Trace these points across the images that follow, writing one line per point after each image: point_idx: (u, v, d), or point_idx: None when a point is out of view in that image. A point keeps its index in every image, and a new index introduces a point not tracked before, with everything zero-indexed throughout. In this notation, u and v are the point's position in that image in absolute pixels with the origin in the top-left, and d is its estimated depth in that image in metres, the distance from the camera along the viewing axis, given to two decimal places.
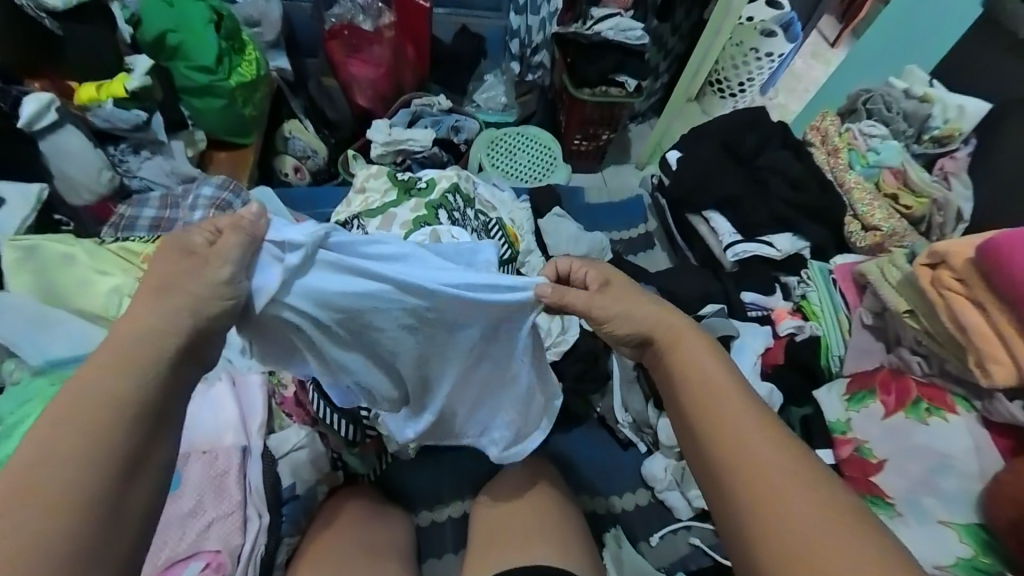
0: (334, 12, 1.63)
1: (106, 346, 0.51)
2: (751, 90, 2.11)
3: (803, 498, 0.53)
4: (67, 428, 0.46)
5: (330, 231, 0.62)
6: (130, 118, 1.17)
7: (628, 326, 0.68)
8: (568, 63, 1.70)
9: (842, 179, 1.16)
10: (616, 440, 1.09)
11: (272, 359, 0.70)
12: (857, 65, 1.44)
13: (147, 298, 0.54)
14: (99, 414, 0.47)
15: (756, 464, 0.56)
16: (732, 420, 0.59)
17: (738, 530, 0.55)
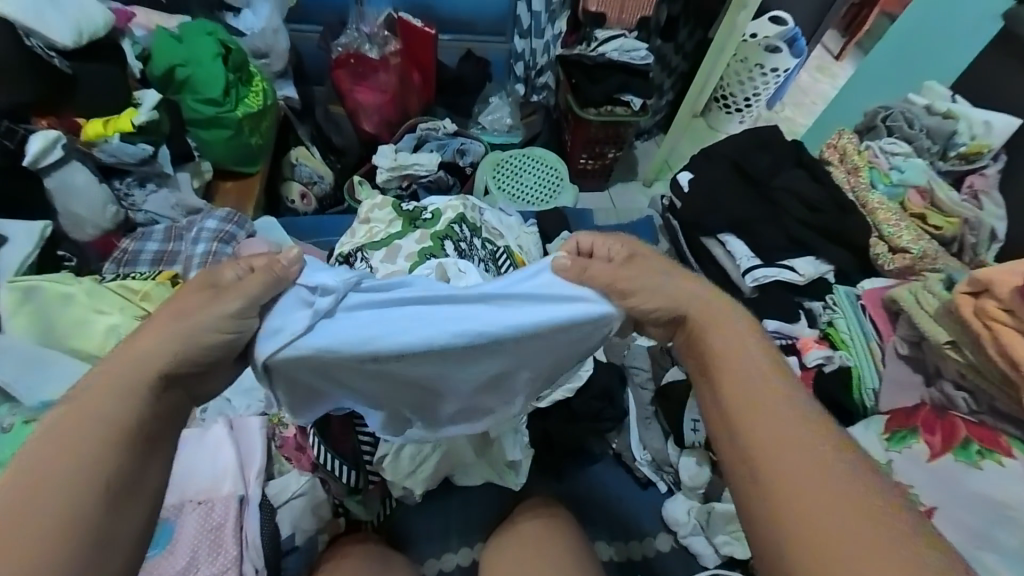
0: (340, 41, 1.64)
1: (118, 367, 0.56)
2: (757, 105, 2.08)
3: (847, 507, 0.50)
4: (77, 441, 0.51)
5: (363, 276, 0.57)
6: (136, 152, 1.17)
7: (655, 301, 0.63)
8: (573, 84, 1.70)
9: (864, 200, 1.11)
10: (634, 480, 1.02)
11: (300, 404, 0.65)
12: (868, 82, 1.46)
13: (162, 324, 0.58)
14: (104, 430, 0.52)
15: (796, 472, 0.52)
16: (773, 423, 0.55)
17: (770, 533, 0.51)
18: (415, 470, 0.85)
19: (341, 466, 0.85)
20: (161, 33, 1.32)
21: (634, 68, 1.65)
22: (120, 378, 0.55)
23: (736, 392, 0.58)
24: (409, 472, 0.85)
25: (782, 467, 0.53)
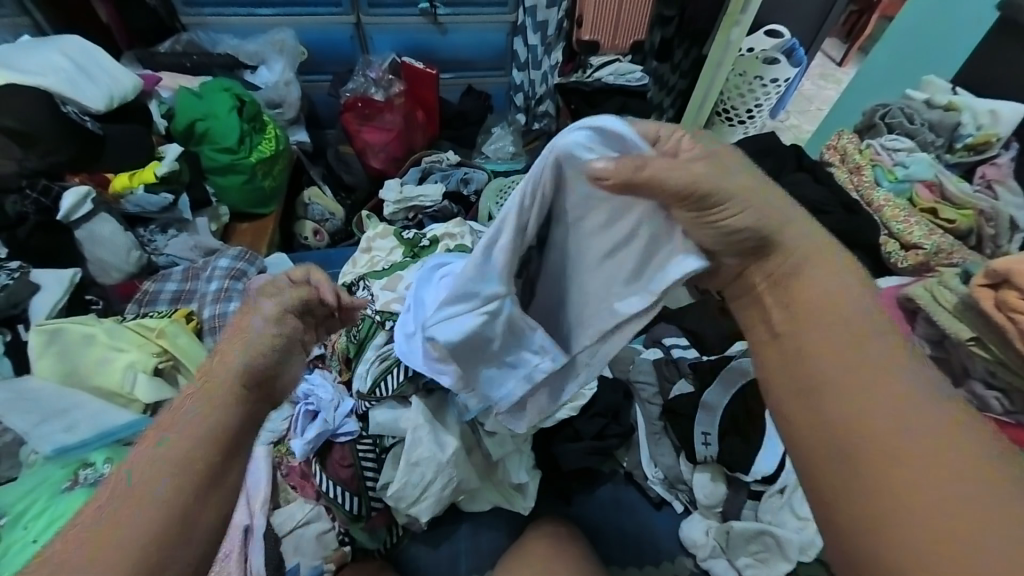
0: (348, 86, 1.74)
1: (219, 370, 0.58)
2: (759, 116, 2.09)
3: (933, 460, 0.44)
4: (168, 451, 0.51)
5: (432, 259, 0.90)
6: (159, 202, 1.26)
7: (742, 214, 0.52)
8: (573, 110, 1.75)
9: (870, 198, 1.09)
10: (647, 500, 0.95)
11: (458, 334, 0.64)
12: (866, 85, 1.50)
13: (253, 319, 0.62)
14: (194, 440, 0.52)
15: (870, 398, 0.49)
16: (846, 348, 0.52)
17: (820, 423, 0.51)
18: (420, 497, 0.83)
19: (343, 493, 0.85)
20: (183, 93, 1.42)
21: (631, 89, 1.72)
22: (216, 382, 0.57)
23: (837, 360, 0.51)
24: (414, 498, 0.83)
25: (843, 386, 0.50)
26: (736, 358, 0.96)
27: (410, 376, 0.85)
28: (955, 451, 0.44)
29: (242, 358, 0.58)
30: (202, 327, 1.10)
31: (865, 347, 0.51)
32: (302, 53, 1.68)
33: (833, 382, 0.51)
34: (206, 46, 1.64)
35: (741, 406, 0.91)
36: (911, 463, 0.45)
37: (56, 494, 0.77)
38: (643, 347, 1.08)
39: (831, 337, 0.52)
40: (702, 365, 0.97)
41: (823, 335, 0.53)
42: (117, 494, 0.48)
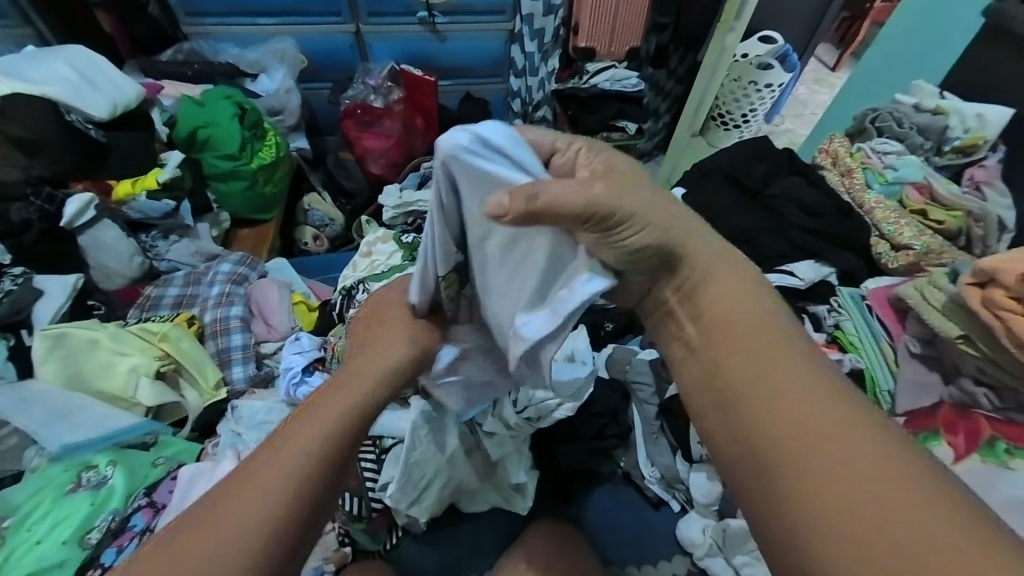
0: (348, 94, 1.77)
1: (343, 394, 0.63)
2: (753, 121, 2.12)
3: (844, 447, 0.44)
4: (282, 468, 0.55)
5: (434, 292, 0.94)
6: (161, 208, 1.27)
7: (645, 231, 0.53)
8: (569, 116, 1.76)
9: (861, 201, 1.11)
10: (645, 500, 0.96)
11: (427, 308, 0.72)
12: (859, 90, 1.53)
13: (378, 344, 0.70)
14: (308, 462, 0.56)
15: (781, 405, 0.49)
16: (767, 365, 0.51)
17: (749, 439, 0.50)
18: (419, 497, 0.84)
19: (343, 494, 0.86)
20: (185, 101, 1.44)
21: (628, 95, 1.82)
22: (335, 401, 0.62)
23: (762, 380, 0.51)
24: (413, 499, 0.83)
25: (771, 407, 0.49)
26: None
27: None
28: (877, 483, 0.42)
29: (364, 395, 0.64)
30: (204, 331, 1.11)
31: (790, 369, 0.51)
32: (302, 61, 1.71)
33: (762, 401, 0.50)
34: (208, 55, 1.67)
35: None
36: (827, 472, 0.44)
37: (59, 496, 0.78)
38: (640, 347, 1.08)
39: (755, 355, 0.52)
40: None
41: (754, 359, 0.52)
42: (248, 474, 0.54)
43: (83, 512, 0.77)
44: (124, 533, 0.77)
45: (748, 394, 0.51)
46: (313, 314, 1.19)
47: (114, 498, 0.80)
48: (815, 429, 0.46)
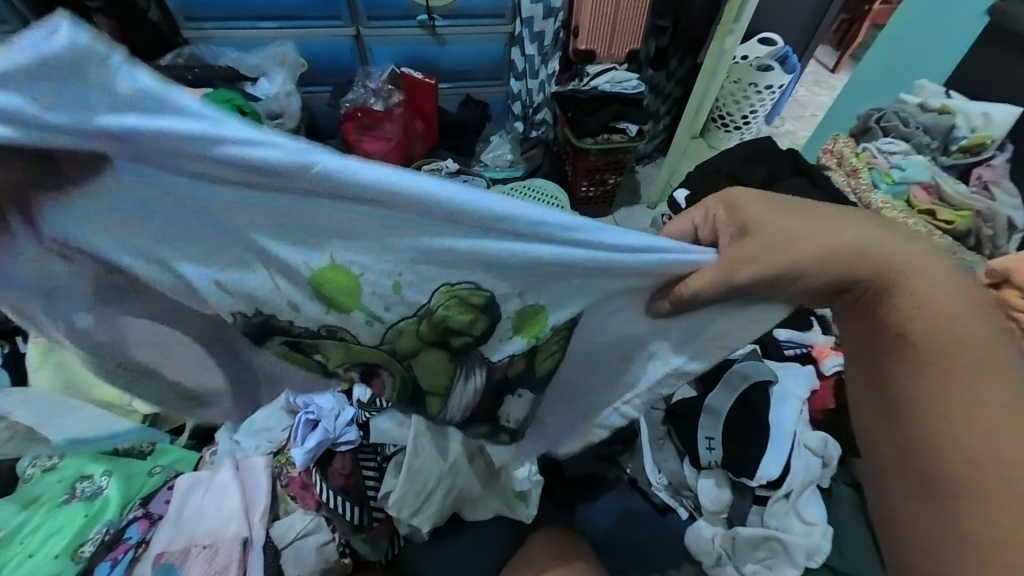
0: (349, 97, 1.76)
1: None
2: (755, 122, 2.11)
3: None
4: None
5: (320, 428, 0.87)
6: None
7: (812, 261, 0.50)
8: (570, 118, 1.75)
9: (867, 201, 1.10)
10: (651, 507, 0.94)
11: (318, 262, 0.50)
12: (857, 93, 1.51)
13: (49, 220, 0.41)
14: None
15: (971, 412, 0.48)
16: (961, 366, 0.49)
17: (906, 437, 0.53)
18: (421, 507, 0.82)
19: (343, 502, 0.84)
20: None
21: (626, 97, 1.71)
22: None
23: (948, 388, 0.49)
24: (415, 509, 0.82)
25: (946, 420, 0.49)
26: (738, 360, 0.93)
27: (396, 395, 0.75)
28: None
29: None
30: None
31: (983, 387, 0.48)
32: (302, 65, 1.71)
33: (945, 408, 0.49)
34: (208, 60, 1.67)
35: (744, 410, 0.87)
36: (973, 482, 0.48)
37: (54, 506, 0.77)
38: None
39: (947, 366, 0.50)
40: (703, 369, 0.94)
41: (951, 368, 0.49)
42: None
43: (76, 526, 0.75)
44: (120, 545, 0.74)
45: (930, 398, 0.50)
46: None
47: (109, 507, 0.78)
48: (981, 449, 0.48)
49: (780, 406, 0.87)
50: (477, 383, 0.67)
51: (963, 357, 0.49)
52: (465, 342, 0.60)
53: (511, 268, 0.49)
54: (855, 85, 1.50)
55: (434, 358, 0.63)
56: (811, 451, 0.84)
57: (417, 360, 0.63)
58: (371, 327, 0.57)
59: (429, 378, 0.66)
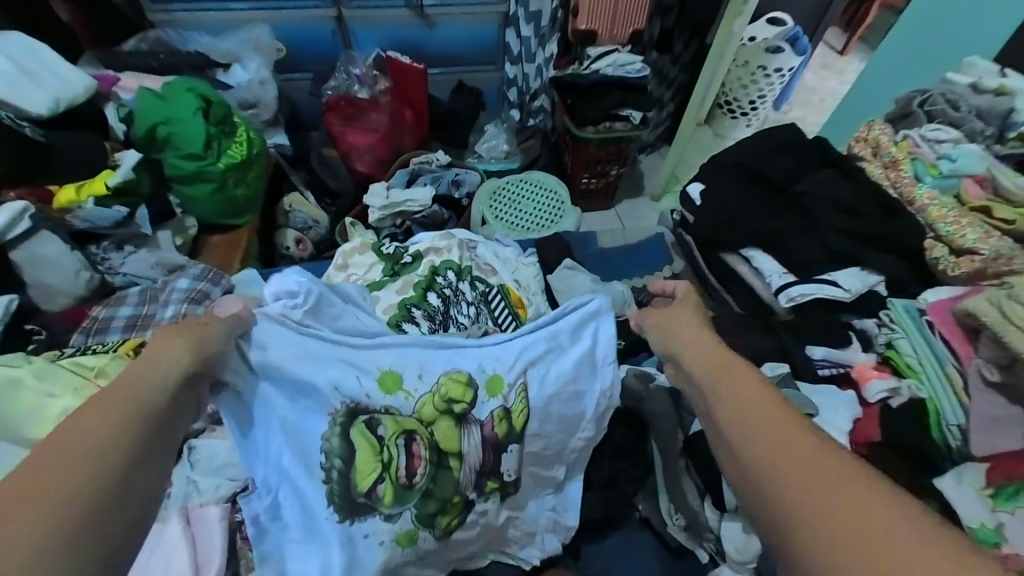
0: (330, 84, 1.59)
1: (138, 372, 0.52)
2: (762, 107, 1.95)
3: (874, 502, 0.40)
4: (97, 421, 0.46)
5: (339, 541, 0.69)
6: (111, 216, 1.11)
7: (692, 348, 0.61)
8: (568, 106, 1.59)
9: (910, 196, 0.97)
10: (667, 550, 0.84)
11: (364, 362, 0.70)
12: (878, 78, 1.35)
13: (168, 336, 0.57)
14: (109, 418, 0.47)
15: (791, 452, 0.45)
16: (760, 415, 0.49)
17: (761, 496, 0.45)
18: None
19: None
20: (143, 95, 1.25)
21: (630, 82, 1.55)
22: (118, 394, 0.49)
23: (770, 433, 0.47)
24: None
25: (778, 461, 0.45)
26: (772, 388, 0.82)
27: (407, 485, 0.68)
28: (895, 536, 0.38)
29: (184, 355, 0.55)
30: None
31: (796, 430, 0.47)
32: (280, 50, 1.54)
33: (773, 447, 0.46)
34: (177, 44, 1.49)
35: None
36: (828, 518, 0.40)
37: None
38: (657, 370, 0.93)
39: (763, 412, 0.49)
40: None
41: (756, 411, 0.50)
42: (85, 423, 0.45)
43: None
44: None
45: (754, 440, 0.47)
46: None
47: None
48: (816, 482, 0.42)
49: None
50: (477, 437, 0.71)
51: (770, 410, 0.49)
52: (463, 404, 0.71)
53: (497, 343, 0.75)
54: (875, 65, 1.33)
55: (448, 429, 0.70)
56: None
57: (436, 423, 0.70)
58: (404, 399, 0.70)
59: (445, 438, 0.70)
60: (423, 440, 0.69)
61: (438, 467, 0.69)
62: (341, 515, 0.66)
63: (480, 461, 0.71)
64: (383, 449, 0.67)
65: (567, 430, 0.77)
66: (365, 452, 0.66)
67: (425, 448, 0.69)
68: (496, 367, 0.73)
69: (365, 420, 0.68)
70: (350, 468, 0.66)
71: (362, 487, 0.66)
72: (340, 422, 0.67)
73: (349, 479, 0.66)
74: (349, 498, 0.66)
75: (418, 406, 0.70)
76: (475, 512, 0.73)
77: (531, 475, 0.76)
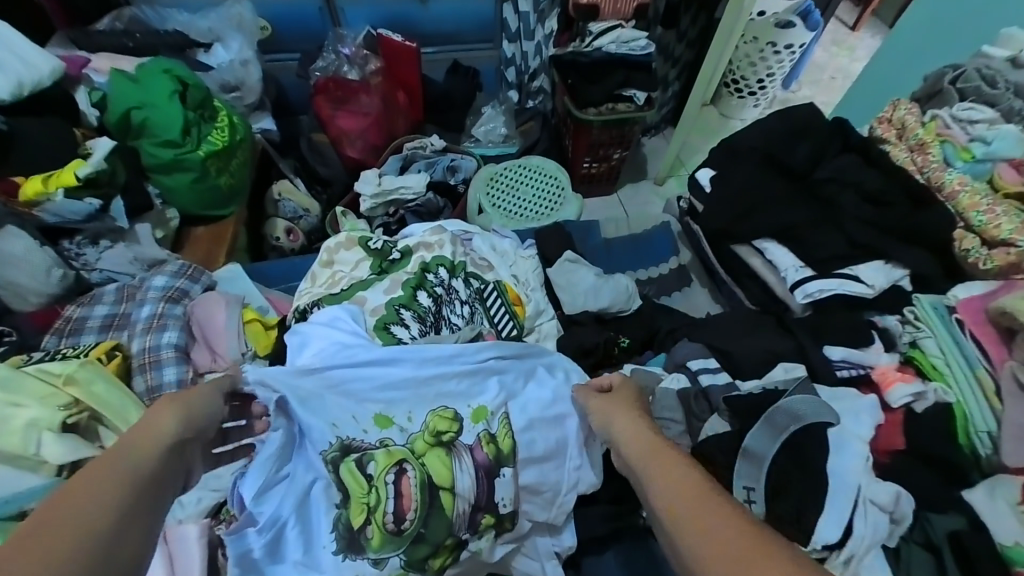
0: (318, 65, 1.49)
1: (134, 436, 0.50)
2: (771, 87, 1.84)
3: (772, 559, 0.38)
4: (94, 479, 0.43)
5: None
6: (84, 209, 1.04)
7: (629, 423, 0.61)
8: (568, 86, 1.51)
9: (939, 181, 0.90)
10: None
11: (354, 389, 0.69)
12: (898, 56, 1.24)
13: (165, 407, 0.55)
14: (106, 475, 0.44)
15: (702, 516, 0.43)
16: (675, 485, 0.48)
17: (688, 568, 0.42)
18: None
19: None
20: (115, 77, 1.16)
21: (634, 60, 1.46)
22: (113, 457, 0.46)
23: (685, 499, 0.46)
24: None
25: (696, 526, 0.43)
26: (786, 391, 0.77)
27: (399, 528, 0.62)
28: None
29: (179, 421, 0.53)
30: (131, 364, 0.91)
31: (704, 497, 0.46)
32: (263, 28, 1.45)
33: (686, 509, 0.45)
34: (152, 22, 1.39)
35: (794, 458, 0.70)
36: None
37: None
38: (664, 372, 0.88)
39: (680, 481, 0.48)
40: (739, 403, 0.76)
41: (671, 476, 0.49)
42: (82, 483, 0.42)
43: None
44: None
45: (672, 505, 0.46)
46: (270, 335, 1.00)
47: None
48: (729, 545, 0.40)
49: (841, 452, 0.70)
50: (470, 467, 0.67)
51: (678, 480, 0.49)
52: (451, 435, 0.68)
53: (484, 365, 0.74)
54: (892, 41, 1.24)
55: (439, 460, 0.66)
56: (878, 507, 0.67)
57: (427, 457, 0.66)
58: (395, 432, 0.67)
59: (436, 469, 0.65)
60: (414, 474, 0.64)
61: (430, 508, 0.64)
62: (338, 548, 0.61)
63: (475, 492, 0.66)
64: (371, 489, 0.62)
65: (557, 463, 0.72)
66: (355, 490, 0.62)
67: (417, 484, 0.64)
68: (480, 398, 0.71)
69: (356, 459, 0.63)
70: (344, 507, 0.62)
71: (354, 524, 0.61)
72: (331, 455, 0.63)
73: (339, 516, 0.62)
74: (350, 531, 0.61)
75: (409, 440, 0.67)
76: (469, 550, 0.67)
77: (526, 507, 0.71)
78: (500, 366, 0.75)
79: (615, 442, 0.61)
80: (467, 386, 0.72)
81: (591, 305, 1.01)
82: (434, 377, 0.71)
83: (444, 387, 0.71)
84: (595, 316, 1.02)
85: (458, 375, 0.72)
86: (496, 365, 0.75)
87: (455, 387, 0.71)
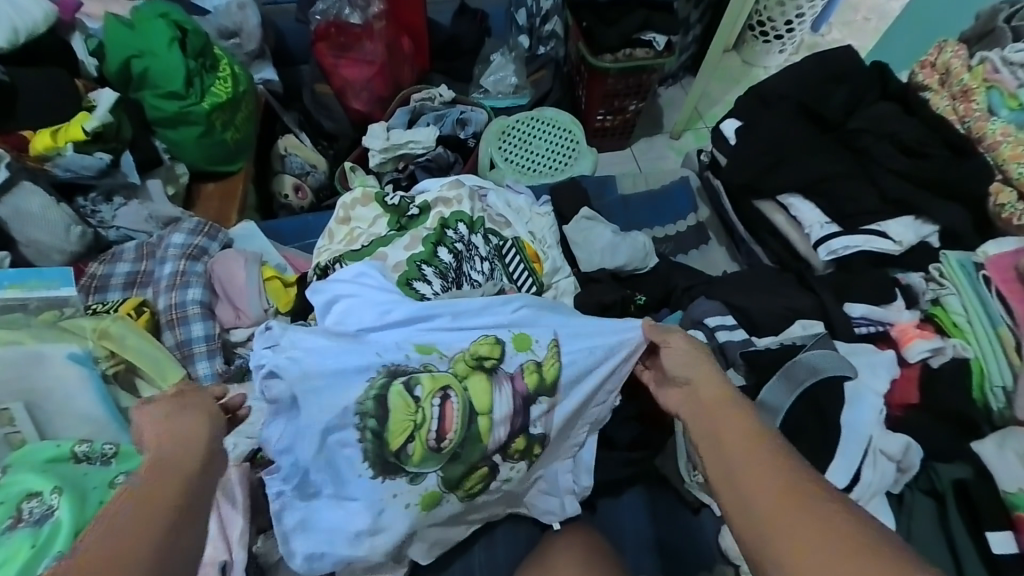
0: (318, 7, 1.39)
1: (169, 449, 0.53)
2: (800, 29, 1.72)
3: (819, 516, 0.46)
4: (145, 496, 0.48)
5: (380, 516, 0.66)
6: (94, 164, 1.02)
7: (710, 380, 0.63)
8: (584, 30, 1.42)
9: (981, 131, 0.86)
10: (683, 503, 0.83)
11: (394, 323, 0.71)
12: None
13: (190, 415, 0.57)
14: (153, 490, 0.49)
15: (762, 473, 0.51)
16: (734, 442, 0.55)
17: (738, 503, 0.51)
18: None
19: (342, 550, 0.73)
20: (110, 22, 1.10)
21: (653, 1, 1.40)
22: (156, 473, 0.51)
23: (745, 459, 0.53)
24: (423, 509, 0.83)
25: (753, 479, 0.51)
26: (805, 347, 0.78)
27: (440, 448, 0.66)
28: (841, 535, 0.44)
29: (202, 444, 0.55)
30: (158, 319, 0.94)
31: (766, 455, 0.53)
32: None
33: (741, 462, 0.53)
34: None
35: (810, 409, 0.72)
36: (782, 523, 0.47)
37: None
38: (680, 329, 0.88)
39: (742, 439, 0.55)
40: (759, 358, 0.77)
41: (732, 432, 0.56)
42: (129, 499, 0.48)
43: (20, 558, 0.64)
44: None
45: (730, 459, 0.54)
46: (289, 292, 0.99)
47: (60, 537, 0.66)
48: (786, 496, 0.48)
49: (857, 405, 0.71)
50: (509, 395, 0.69)
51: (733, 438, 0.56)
52: (493, 361, 0.70)
53: (524, 306, 0.75)
54: None
55: (482, 386, 0.69)
56: (887, 457, 0.69)
57: (470, 382, 0.68)
58: (438, 359, 0.69)
59: (477, 394, 0.68)
60: (457, 399, 0.67)
61: (468, 433, 0.67)
62: (375, 472, 0.65)
63: (512, 418, 0.70)
64: (417, 409, 0.65)
65: (589, 402, 0.75)
66: (399, 409, 0.65)
67: (459, 409, 0.67)
68: (523, 330, 0.73)
69: (402, 379, 0.66)
70: (387, 429, 0.65)
71: (394, 446, 0.65)
72: (379, 378, 0.66)
73: (382, 438, 0.65)
74: (390, 455, 0.65)
75: (452, 365, 0.69)
76: (499, 479, 0.72)
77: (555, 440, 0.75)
78: (536, 306, 0.76)
79: (690, 385, 0.65)
80: (506, 321, 0.73)
81: (607, 262, 1.01)
82: (473, 315, 0.73)
83: (482, 323, 0.72)
84: (612, 274, 1.01)
85: (498, 312, 0.74)
86: (535, 305, 0.76)
87: (494, 322, 0.73)
